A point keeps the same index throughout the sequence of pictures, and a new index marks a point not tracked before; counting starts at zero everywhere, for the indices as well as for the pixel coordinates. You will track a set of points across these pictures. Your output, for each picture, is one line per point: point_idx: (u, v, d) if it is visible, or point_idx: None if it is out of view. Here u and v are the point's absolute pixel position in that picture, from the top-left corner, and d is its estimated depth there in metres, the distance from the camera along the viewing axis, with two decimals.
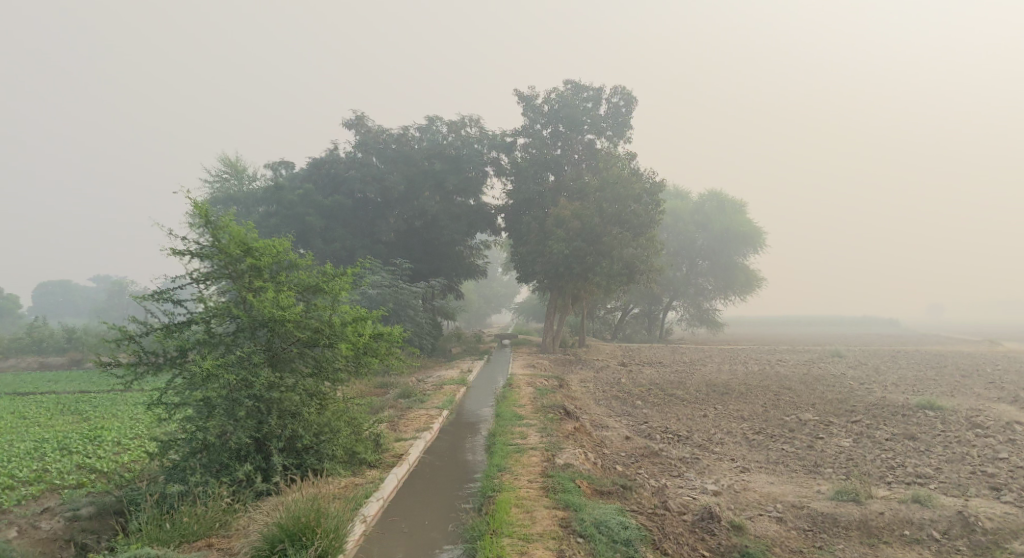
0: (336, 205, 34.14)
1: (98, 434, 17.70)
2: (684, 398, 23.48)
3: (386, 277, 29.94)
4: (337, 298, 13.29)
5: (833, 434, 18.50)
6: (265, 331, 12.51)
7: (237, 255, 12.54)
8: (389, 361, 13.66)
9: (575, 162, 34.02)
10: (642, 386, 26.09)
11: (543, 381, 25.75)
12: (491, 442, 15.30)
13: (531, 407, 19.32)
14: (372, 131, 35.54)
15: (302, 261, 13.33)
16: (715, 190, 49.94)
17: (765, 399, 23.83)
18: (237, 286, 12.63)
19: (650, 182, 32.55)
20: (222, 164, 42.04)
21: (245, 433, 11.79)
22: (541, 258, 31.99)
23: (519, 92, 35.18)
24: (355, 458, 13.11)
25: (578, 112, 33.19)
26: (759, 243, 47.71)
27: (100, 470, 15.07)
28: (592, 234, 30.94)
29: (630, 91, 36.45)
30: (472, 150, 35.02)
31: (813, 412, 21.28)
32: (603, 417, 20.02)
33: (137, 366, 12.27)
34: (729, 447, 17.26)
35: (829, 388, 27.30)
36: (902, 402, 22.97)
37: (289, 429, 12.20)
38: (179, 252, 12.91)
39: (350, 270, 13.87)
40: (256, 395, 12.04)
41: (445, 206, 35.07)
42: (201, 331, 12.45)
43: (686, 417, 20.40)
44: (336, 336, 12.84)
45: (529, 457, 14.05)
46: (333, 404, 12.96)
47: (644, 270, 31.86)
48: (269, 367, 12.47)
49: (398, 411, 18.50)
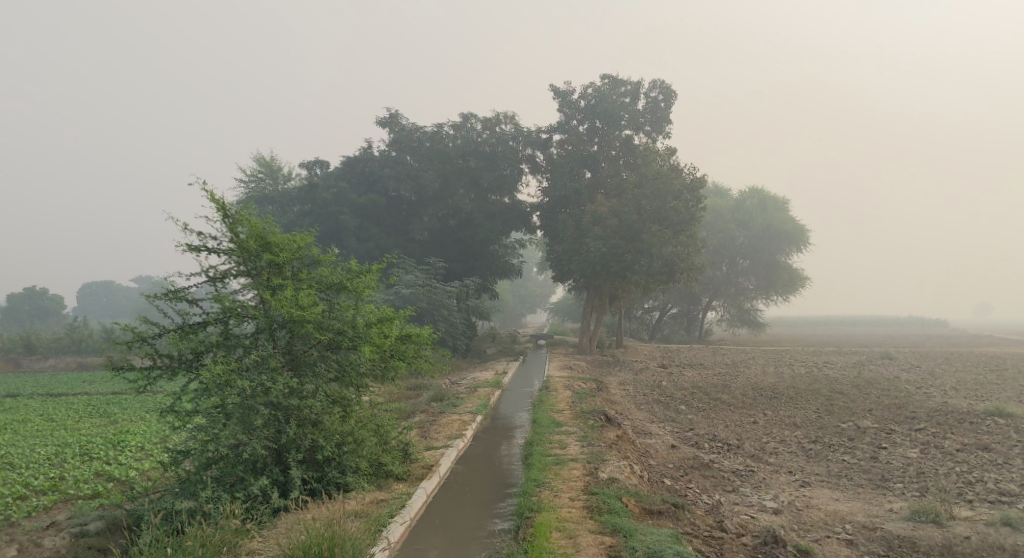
0: (370, 203, 33.35)
1: (121, 438, 16.92)
2: (731, 403, 22.18)
3: (419, 276, 28.97)
4: (362, 297, 12.29)
5: (896, 443, 17.11)
6: (285, 332, 11.54)
7: (256, 251, 11.55)
8: (417, 365, 12.67)
9: (613, 158, 32.58)
10: (685, 389, 24.81)
11: (581, 383, 24.64)
12: (528, 451, 14.20)
13: (571, 412, 18.18)
14: (406, 129, 34.59)
15: (325, 256, 12.32)
16: (756, 187, 48.34)
17: (818, 403, 22.46)
18: (256, 284, 11.62)
19: (692, 177, 31.21)
20: (258, 164, 41.51)
21: (261, 444, 10.79)
22: (578, 257, 30.79)
23: (555, 86, 34.04)
24: (381, 470, 12.07)
25: (615, 108, 31.83)
26: (804, 240, 45.95)
27: (118, 478, 14.21)
28: (630, 231, 29.67)
29: (668, 84, 35.12)
30: (507, 147, 33.79)
31: (871, 419, 19.83)
32: (646, 423, 18.82)
33: (150, 371, 11.33)
34: (785, 458, 15.96)
35: (883, 392, 25.78)
36: (968, 407, 21.42)
37: (308, 440, 11.20)
38: (195, 248, 11.97)
39: (376, 266, 12.88)
40: (274, 403, 11.03)
41: (480, 204, 34.10)
42: (218, 333, 11.50)
43: (734, 423, 19.12)
44: (360, 337, 11.87)
45: (570, 471, 12.92)
46: (358, 412, 11.95)
47: (685, 269, 30.55)
48: (290, 372, 11.50)
49: (430, 416, 17.50)
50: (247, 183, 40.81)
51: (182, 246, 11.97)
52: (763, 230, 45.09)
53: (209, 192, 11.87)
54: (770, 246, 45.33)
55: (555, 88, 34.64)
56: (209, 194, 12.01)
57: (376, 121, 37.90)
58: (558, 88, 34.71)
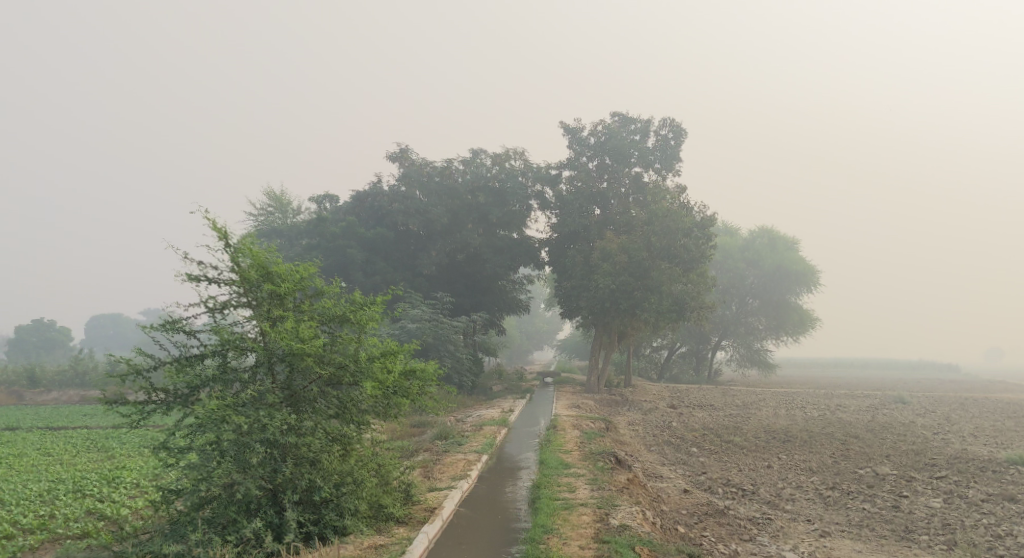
0: (378, 237, 33.08)
1: (116, 475, 16.38)
2: (743, 446, 21.53)
3: (426, 311, 28.55)
4: (365, 330, 11.76)
5: (918, 491, 16.44)
6: (285, 366, 11.03)
7: (257, 281, 11.10)
8: (421, 402, 12.12)
9: (622, 195, 32.26)
10: (696, 431, 24.18)
11: (589, 423, 23.99)
12: (535, 495, 13.58)
13: (579, 453, 17.60)
14: (416, 163, 34.40)
15: (329, 288, 11.80)
16: (766, 227, 47.91)
17: (833, 448, 21.78)
18: (255, 315, 11.13)
19: (703, 216, 30.81)
20: (268, 198, 41.37)
21: (255, 484, 10.24)
22: (587, 294, 30.33)
23: (566, 123, 33.92)
24: (382, 513, 11.49)
25: (625, 144, 31.60)
26: (814, 281, 45.41)
27: (109, 517, 13.64)
28: (640, 268, 29.26)
29: (679, 123, 34.90)
30: (517, 183, 33.55)
31: (890, 465, 19.16)
32: (657, 466, 18.22)
33: (144, 405, 10.84)
34: (802, 505, 15.34)
35: (900, 437, 25.06)
36: (988, 455, 20.72)
37: (305, 480, 10.62)
38: (194, 277, 11.51)
39: (381, 298, 12.36)
40: (270, 440, 10.47)
41: (488, 239, 33.75)
42: (215, 366, 11.00)
43: (747, 467, 18.49)
44: (362, 373, 11.34)
45: (579, 516, 12.33)
46: (358, 451, 11.38)
47: (696, 307, 30.02)
48: (289, 408, 10.95)
49: (433, 455, 16.95)
50: (256, 217, 40.64)
51: (183, 275, 11.53)
52: (773, 269, 44.65)
53: (211, 221, 11.49)
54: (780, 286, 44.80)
55: (565, 125, 34.51)
56: (212, 222, 11.61)
57: (387, 156, 37.84)
58: (568, 126, 34.74)
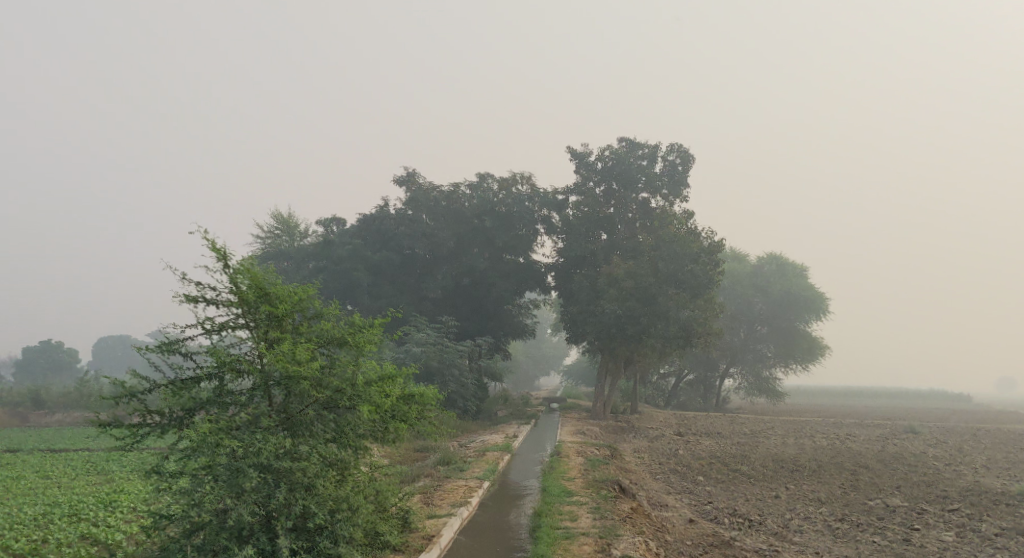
0: (384, 261, 32.97)
1: (113, 499, 16.14)
2: (751, 475, 21.17)
3: (431, 335, 28.36)
4: (364, 353, 11.57)
5: (930, 524, 16.09)
6: (281, 389, 10.83)
7: (254, 302, 10.93)
8: (420, 427, 11.90)
9: (629, 221, 32.17)
10: (702, 459, 23.82)
11: (594, 450, 23.67)
12: (536, 523, 13.30)
13: (582, 480, 17.30)
14: (422, 186, 34.32)
15: (328, 310, 11.62)
16: (775, 252, 47.60)
17: (842, 479, 21.39)
18: (253, 336, 10.95)
19: (710, 241, 30.63)
20: (275, 221, 41.41)
21: (248, 510, 10.00)
22: (593, 319, 30.11)
23: (573, 148, 33.89)
24: (378, 540, 11.24)
25: (632, 170, 31.50)
26: (823, 308, 45.07)
27: (103, 542, 13.39)
28: (646, 294, 29.06)
29: (686, 148, 34.83)
30: (523, 207, 33.43)
31: (901, 497, 18.79)
32: (662, 494, 17.90)
33: (138, 428, 10.62)
34: (810, 537, 15.01)
35: (911, 468, 24.62)
36: (1001, 488, 20.31)
37: (299, 507, 10.37)
38: (192, 298, 11.35)
39: (381, 320, 12.18)
40: (264, 465, 10.24)
41: (494, 263, 33.59)
42: (211, 389, 10.79)
43: (755, 497, 18.16)
44: (359, 396, 11.13)
45: (580, 546, 12.03)
46: (355, 476, 11.15)
47: (703, 334, 29.74)
48: (285, 432, 10.73)
49: (435, 481, 16.68)
50: (263, 240, 40.64)
51: (180, 296, 11.37)
52: (782, 296, 44.33)
53: (210, 241, 11.36)
54: (789, 313, 44.48)
55: (573, 150, 34.48)
56: (211, 243, 11.46)
57: (394, 179, 37.87)
58: (576, 151, 34.71)
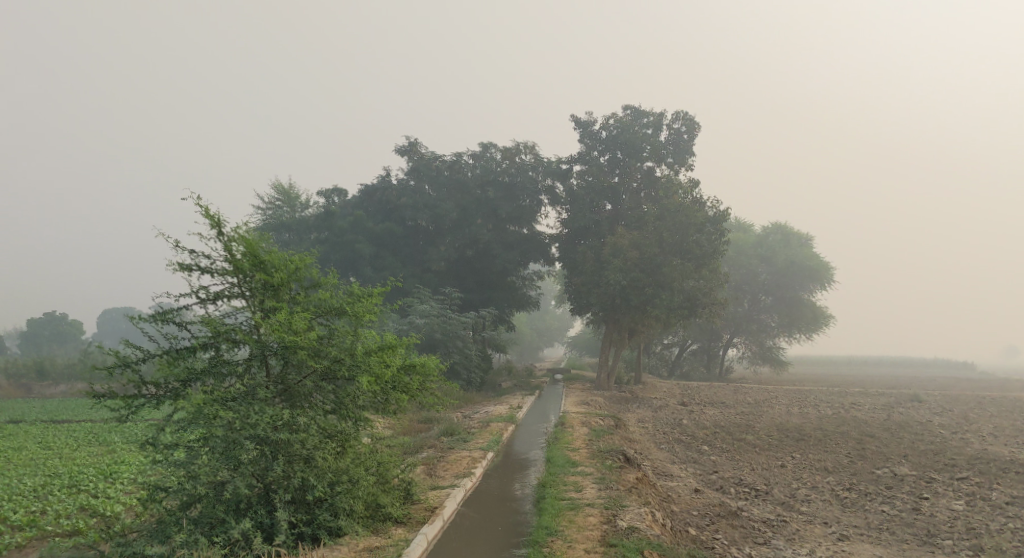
0: (387, 232, 32.57)
1: (114, 470, 15.94)
2: (756, 444, 20.97)
3: (435, 306, 28.08)
4: (363, 323, 11.25)
5: (938, 493, 15.87)
6: (279, 360, 10.57)
7: (250, 270, 10.64)
8: (422, 398, 11.62)
9: (634, 190, 31.68)
10: (707, 429, 23.61)
11: (598, 420, 23.46)
12: (541, 494, 13.08)
13: (587, 451, 17.07)
14: (425, 156, 33.84)
15: (325, 278, 11.30)
16: (780, 223, 47.20)
17: (849, 447, 21.18)
18: (248, 306, 10.68)
19: (715, 211, 30.23)
20: (276, 191, 40.97)
21: (245, 483, 9.78)
22: (597, 290, 29.80)
23: (577, 116, 33.36)
24: (379, 513, 11.00)
25: (637, 138, 31.01)
26: (828, 278, 44.73)
27: (102, 513, 13.21)
28: (651, 264, 28.72)
29: (691, 117, 34.34)
30: (527, 177, 33.10)
31: (909, 465, 18.59)
32: (666, 464, 17.71)
33: (133, 399, 10.37)
34: (818, 506, 14.82)
35: (918, 436, 24.42)
36: (1009, 456, 20.10)
37: (298, 479, 10.13)
38: (186, 267, 11.07)
39: (381, 289, 11.84)
40: (261, 437, 10.00)
41: (498, 233, 33.22)
42: (207, 359, 10.51)
43: (760, 466, 17.97)
44: (358, 367, 10.84)
45: (586, 517, 11.82)
46: (355, 448, 10.90)
47: (708, 304, 29.43)
48: (283, 403, 10.49)
49: (438, 452, 16.47)
50: (264, 211, 40.22)
51: (174, 264, 11.08)
52: (787, 265, 43.99)
53: (203, 208, 11.06)
54: (794, 283, 44.11)
55: (577, 118, 33.95)
56: (205, 211, 11.16)
57: (396, 149, 37.42)
58: (580, 119, 34.18)
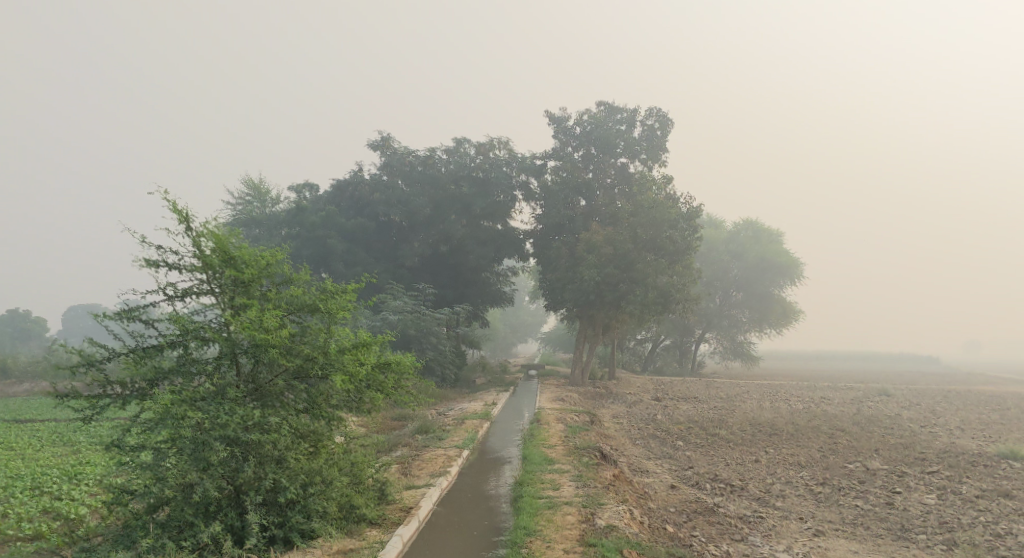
0: (359, 228, 32.20)
1: (78, 471, 15.54)
2: (729, 439, 21.02)
3: (409, 302, 27.82)
4: (336, 320, 11.01)
5: (910, 487, 15.98)
6: (250, 358, 10.31)
7: (219, 267, 10.37)
8: (397, 396, 11.40)
9: (607, 186, 31.65)
10: (681, 424, 23.64)
11: (573, 416, 23.39)
12: (518, 493, 12.94)
13: (562, 448, 16.98)
14: (398, 151, 33.49)
15: (297, 275, 11.05)
16: (751, 219, 47.45)
17: (821, 442, 21.31)
18: (218, 303, 10.40)
19: (689, 207, 30.27)
20: (246, 187, 40.41)
21: (214, 485, 9.51)
22: (572, 286, 29.71)
23: (551, 111, 33.23)
24: (353, 514, 10.77)
25: (611, 134, 30.95)
26: (798, 274, 45.10)
27: (65, 516, 12.86)
28: (625, 260, 28.70)
29: (664, 113, 34.39)
30: (501, 173, 32.93)
31: (880, 459, 18.72)
32: (641, 460, 17.67)
33: (97, 400, 10.06)
34: (793, 502, 14.83)
35: (888, 430, 24.64)
36: (977, 449, 20.33)
37: (269, 481, 9.88)
38: (153, 263, 10.76)
39: (354, 286, 11.60)
40: (230, 438, 9.74)
41: (472, 230, 33.04)
42: (175, 358, 10.23)
43: (734, 462, 18.00)
44: (331, 365, 10.61)
45: (564, 516, 11.70)
46: (328, 448, 10.66)
47: (682, 300, 29.48)
48: (254, 402, 10.24)
49: (412, 450, 16.28)
50: (235, 207, 39.66)
51: (140, 261, 10.78)
52: (758, 261, 44.25)
53: (170, 202, 10.77)
54: (765, 279, 44.42)
55: (551, 114, 33.80)
56: (172, 205, 10.87)
57: (369, 144, 37.05)
58: (553, 115, 34.05)
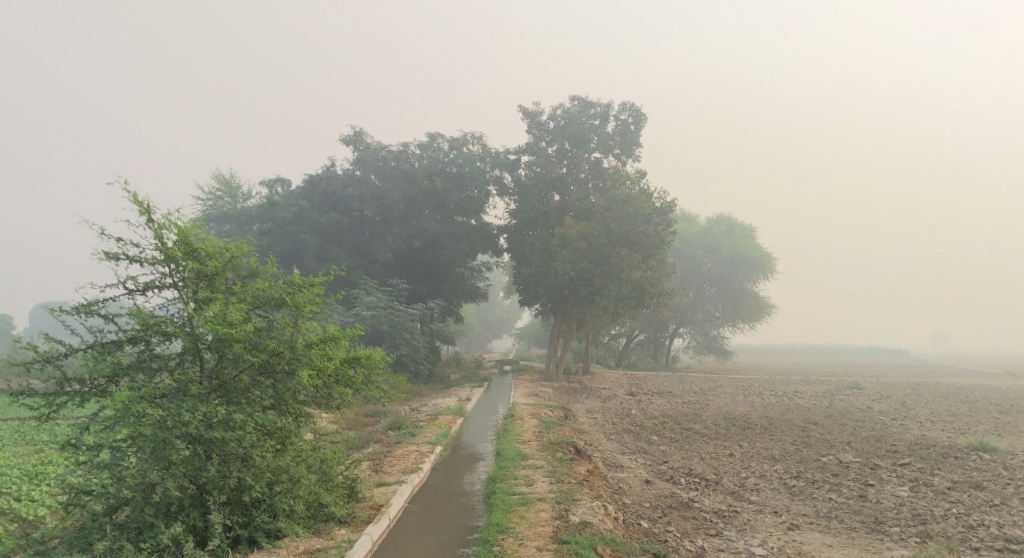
0: (332, 223, 31.73)
1: (40, 471, 15.07)
2: (703, 433, 20.97)
3: (382, 298, 27.47)
4: (304, 314, 10.73)
5: (883, 480, 16.00)
6: (214, 353, 10.00)
7: (182, 259, 10.05)
8: (367, 392, 11.17)
9: (582, 181, 31.54)
10: (655, 419, 23.56)
11: (547, 411, 23.23)
12: (490, 489, 12.73)
13: (537, 443, 16.80)
14: (371, 146, 33.07)
15: (264, 268, 10.74)
16: (724, 214, 47.62)
17: (794, 435, 21.34)
18: (180, 297, 10.08)
19: (662, 202, 30.24)
20: (216, 181, 39.76)
21: (176, 484, 9.21)
22: (546, 281, 29.53)
23: (524, 106, 33.04)
24: (321, 513, 10.51)
25: (585, 129, 30.83)
26: (771, 268, 45.30)
27: (23, 518, 12.43)
28: (600, 255, 28.56)
29: (638, 108, 34.26)
30: (474, 167, 32.77)
31: (852, 452, 18.76)
32: (616, 455, 17.54)
33: (54, 397, 9.70)
34: (767, 496, 14.77)
35: (859, 423, 24.75)
36: (947, 441, 20.46)
37: (234, 479, 9.60)
38: (113, 256, 10.40)
39: (322, 279, 11.31)
40: (193, 435, 9.46)
41: (446, 225, 32.77)
42: (135, 354, 9.90)
43: (709, 456, 17.94)
44: (299, 360, 10.34)
45: (537, 513, 11.52)
46: (296, 445, 10.39)
47: (656, 294, 29.43)
48: (218, 399, 9.94)
49: (384, 447, 16.01)
50: (204, 202, 39.01)
51: (100, 254, 10.41)
52: (731, 256, 44.44)
53: (131, 193, 10.42)
54: (738, 274, 44.62)
55: (524, 108, 33.60)
56: (133, 196, 10.51)
57: (341, 138, 36.59)
58: (527, 109, 33.85)
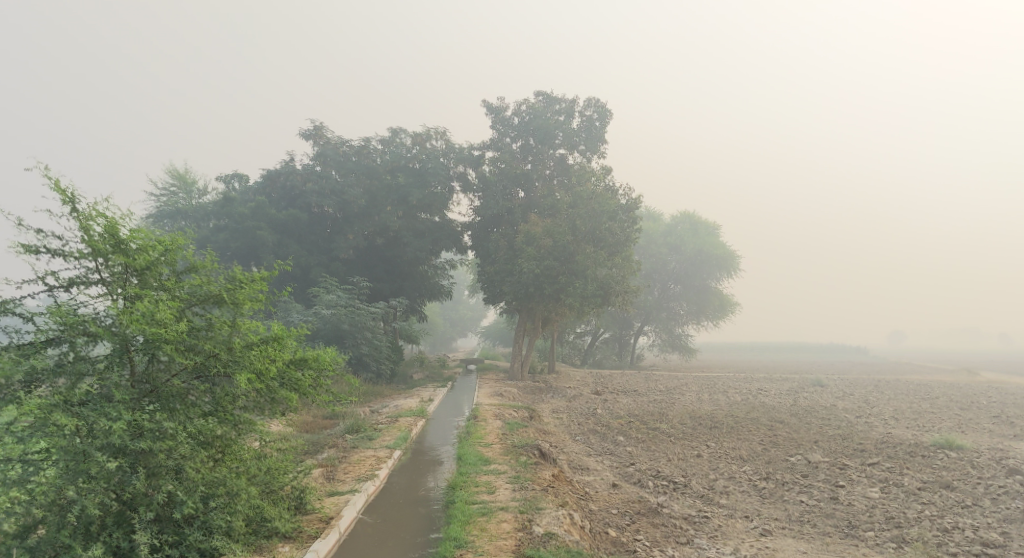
0: (291, 220, 30.41)
1: None
2: (670, 434, 20.42)
3: (342, 297, 26.51)
4: (244, 313, 9.94)
5: (854, 481, 15.56)
6: (143, 355, 9.17)
7: (108, 253, 9.19)
8: (315, 396, 10.40)
9: (546, 177, 30.90)
10: (621, 418, 22.98)
11: (511, 412, 22.51)
12: (449, 498, 12.01)
13: (500, 446, 16.10)
14: (332, 141, 31.97)
15: (201, 262, 9.91)
16: (687, 212, 47.36)
17: (760, 434, 20.91)
18: (107, 292, 9.24)
19: (628, 199, 29.70)
20: (171, 176, 38.36)
21: (97, 501, 8.41)
22: (510, 279, 28.77)
23: (489, 101, 32.31)
24: (263, 528, 9.78)
25: (550, 125, 30.20)
26: (734, 267, 45.14)
27: None
28: (565, 252, 27.89)
29: (603, 104, 33.69)
30: (438, 163, 31.88)
31: (820, 451, 18.35)
32: (581, 457, 16.90)
33: None
34: (738, 499, 14.26)
35: (825, 422, 24.42)
36: (913, 439, 20.17)
37: (163, 493, 8.80)
38: (33, 249, 9.50)
39: (266, 274, 10.48)
40: (117, 447, 8.66)
41: (408, 222, 31.95)
42: (55, 357, 9.03)
43: (676, 457, 17.39)
44: (238, 362, 9.58)
45: (499, 524, 10.83)
46: (235, 455, 9.64)
47: (621, 291, 28.93)
48: (149, 406, 9.12)
49: (340, 452, 15.19)
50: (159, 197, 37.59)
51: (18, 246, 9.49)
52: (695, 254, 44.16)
53: (53, 180, 9.54)
54: (702, 272, 44.41)
55: (488, 103, 32.92)
56: (57, 183, 9.62)
57: (300, 132, 35.55)
58: (490, 105, 33.15)
